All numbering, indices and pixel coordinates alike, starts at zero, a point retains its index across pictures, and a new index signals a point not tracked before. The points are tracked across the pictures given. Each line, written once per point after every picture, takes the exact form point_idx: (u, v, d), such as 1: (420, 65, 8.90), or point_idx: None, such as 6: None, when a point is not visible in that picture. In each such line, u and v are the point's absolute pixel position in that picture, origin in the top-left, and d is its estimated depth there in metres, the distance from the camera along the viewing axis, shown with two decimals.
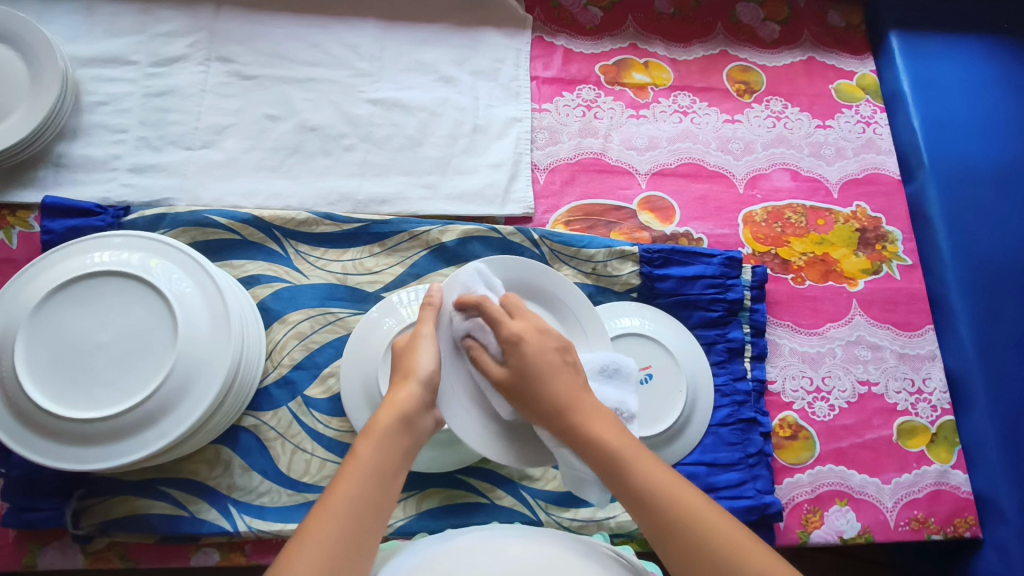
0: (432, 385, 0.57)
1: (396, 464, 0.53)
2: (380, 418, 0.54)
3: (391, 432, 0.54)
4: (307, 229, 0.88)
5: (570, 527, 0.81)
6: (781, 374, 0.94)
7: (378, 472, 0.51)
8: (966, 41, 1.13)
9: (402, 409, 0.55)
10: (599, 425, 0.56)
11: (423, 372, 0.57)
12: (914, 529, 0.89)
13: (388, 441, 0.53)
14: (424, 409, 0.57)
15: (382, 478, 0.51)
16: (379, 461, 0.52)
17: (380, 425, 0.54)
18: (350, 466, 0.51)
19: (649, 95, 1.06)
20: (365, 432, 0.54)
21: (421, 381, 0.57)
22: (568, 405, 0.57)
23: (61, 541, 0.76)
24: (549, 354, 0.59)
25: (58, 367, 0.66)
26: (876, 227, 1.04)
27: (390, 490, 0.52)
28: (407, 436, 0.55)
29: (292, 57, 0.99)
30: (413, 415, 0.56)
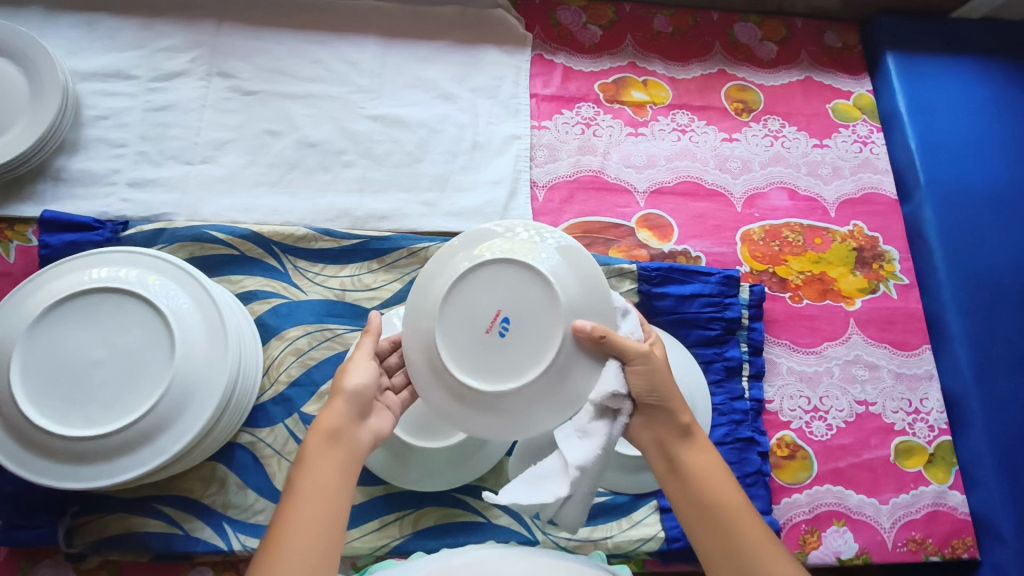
0: (358, 399, 0.60)
1: (339, 479, 0.55)
2: (310, 440, 0.57)
3: (321, 450, 0.56)
4: (306, 244, 0.88)
5: (566, 547, 0.81)
6: (778, 393, 0.94)
7: (318, 486, 0.54)
8: (961, 62, 1.14)
9: (329, 427, 0.58)
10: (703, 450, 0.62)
11: (348, 388, 0.60)
12: (912, 551, 0.89)
13: (323, 458, 0.56)
14: (355, 423, 0.59)
15: (319, 493, 0.54)
16: (318, 479, 0.54)
17: (312, 447, 0.56)
18: (291, 491, 0.54)
19: (647, 113, 1.07)
20: (301, 456, 0.56)
21: (347, 398, 0.60)
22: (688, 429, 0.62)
23: (54, 558, 0.75)
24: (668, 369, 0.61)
25: (51, 384, 0.66)
26: (873, 246, 1.04)
27: (336, 502, 0.54)
28: (342, 449, 0.57)
29: (293, 73, 0.99)
30: (342, 428, 0.58)
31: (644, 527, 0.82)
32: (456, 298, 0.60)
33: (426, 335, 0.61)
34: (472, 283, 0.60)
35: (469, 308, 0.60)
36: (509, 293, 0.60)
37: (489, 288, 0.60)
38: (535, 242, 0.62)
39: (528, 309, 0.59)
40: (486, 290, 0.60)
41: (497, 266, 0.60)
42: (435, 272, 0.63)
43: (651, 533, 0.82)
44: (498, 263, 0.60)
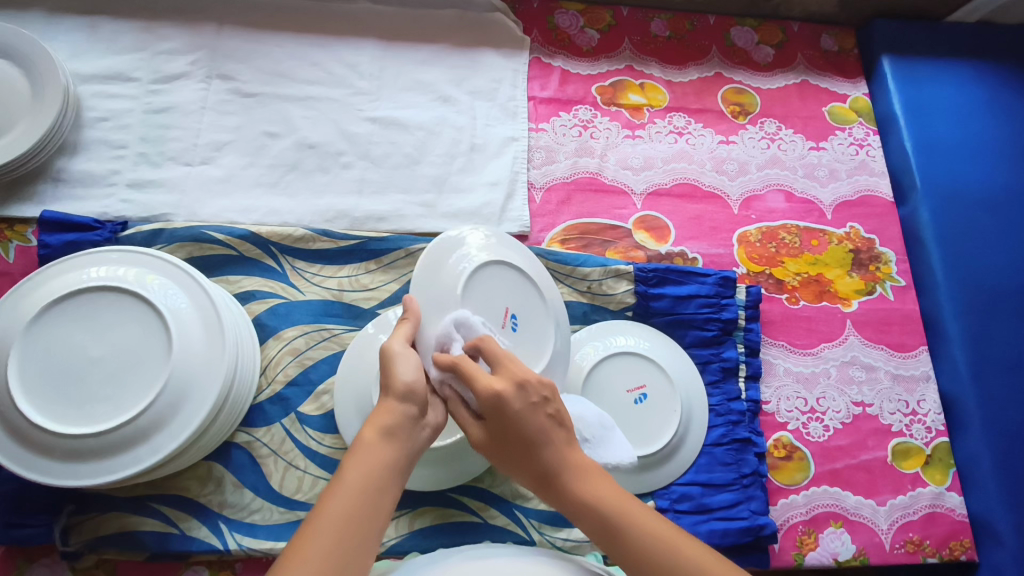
0: (414, 394, 0.54)
1: (384, 478, 0.50)
2: (365, 433, 0.51)
3: (374, 446, 0.51)
4: (304, 245, 0.89)
5: (562, 547, 0.81)
6: (775, 394, 0.94)
7: (364, 485, 0.48)
8: (957, 65, 1.15)
9: (386, 425, 0.52)
10: (580, 486, 0.53)
11: (402, 383, 0.54)
12: (910, 552, 0.89)
13: (376, 455, 0.50)
14: (413, 421, 0.53)
15: (366, 492, 0.48)
16: (366, 480, 0.49)
17: (366, 441, 0.50)
18: (338, 485, 0.48)
19: (644, 116, 1.08)
20: (353, 447, 0.50)
21: (403, 396, 0.53)
22: (554, 477, 0.53)
23: (50, 557, 0.75)
24: (530, 416, 0.53)
25: (50, 382, 0.66)
26: (869, 248, 1.05)
27: (380, 506, 0.49)
28: (394, 447, 0.51)
29: (293, 76, 1.00)
30: (400, 427, 0.52)
31: None
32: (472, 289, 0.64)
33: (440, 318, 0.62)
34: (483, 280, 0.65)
35: (484, 298, 0.65)
36: (511, 294, 0.67)
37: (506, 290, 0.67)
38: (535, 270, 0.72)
39: (528, 312, 0.68)
40: (494, 289, 0.66)
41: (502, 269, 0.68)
42: (439, 266, 0.65)
43: None
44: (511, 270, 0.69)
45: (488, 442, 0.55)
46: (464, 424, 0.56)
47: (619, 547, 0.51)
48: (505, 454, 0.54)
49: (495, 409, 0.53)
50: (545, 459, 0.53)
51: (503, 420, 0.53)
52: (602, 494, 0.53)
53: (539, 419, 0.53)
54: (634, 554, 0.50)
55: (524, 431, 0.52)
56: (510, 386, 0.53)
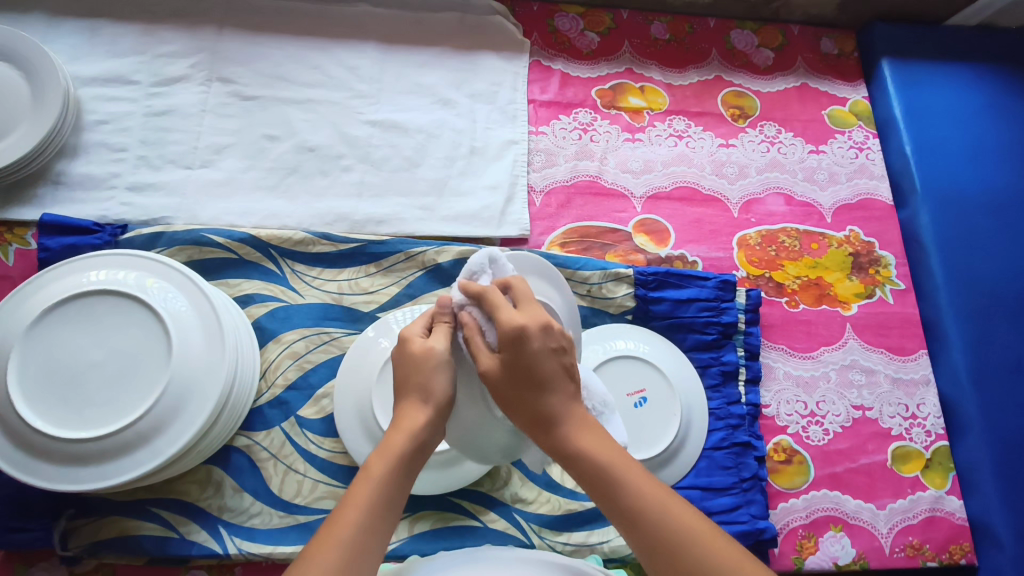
0: (444, 410, 0.55)
1: (402, 485, 0.53)
2: (393, 437, 0.53)
3: (405, 456, 0.53)
4: (304, 248, 0.89)
5: (562, 551, 0.81)
6: (775, 398, 0.94)
7: (391, 492, 0.51)
8: (956, 68, 1.15)
9: (419, 435, 0.53)
10: (581, 435, 0.54)
11: (440, 396, 0.54)
12: (910, 556, 0.89)
13: (403, 464, 0.53)
14: (436, 434, 0.55)
15: (390, 499, 0.51)
16: (391, 485, 0.51)
17: (395, 446, 0.52)
18: (363, 485, 0.51)
19: (644, 119, 1.08)
20: (379, 448, 0.53)
21: (440, 407, 0.54)
22: (555, 422, 0.54)
23: (49, 562, 0.75)
24: (548, 358, 0.54)
25: (50, 386, 0.66)
26: (869, 252, 1.05)
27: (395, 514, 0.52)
28: (417, 460, 0.54)
29: (293, 79, 1.00)
30: (428, 438, 0.54)
31: None
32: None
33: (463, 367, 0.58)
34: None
35: None
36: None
37: None
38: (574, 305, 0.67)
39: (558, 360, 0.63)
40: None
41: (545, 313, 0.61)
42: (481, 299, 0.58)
43: None
44: None
45: (497, 386, 0.54)
46: (474, 349, 0.54)
47: (612, 496, 0.51)
48: (509, 383, 0.53)
49: (512, 342, 0.52)
50: (546, 405, 0.54)
51: (518, 352, 0.53)
52: (599, 448, 0.53)
53: (552, 364, 0.54)
54: (626, 504, 0.51)
55: (535, 371, 0.53)
56: (535, 324, 0.54)
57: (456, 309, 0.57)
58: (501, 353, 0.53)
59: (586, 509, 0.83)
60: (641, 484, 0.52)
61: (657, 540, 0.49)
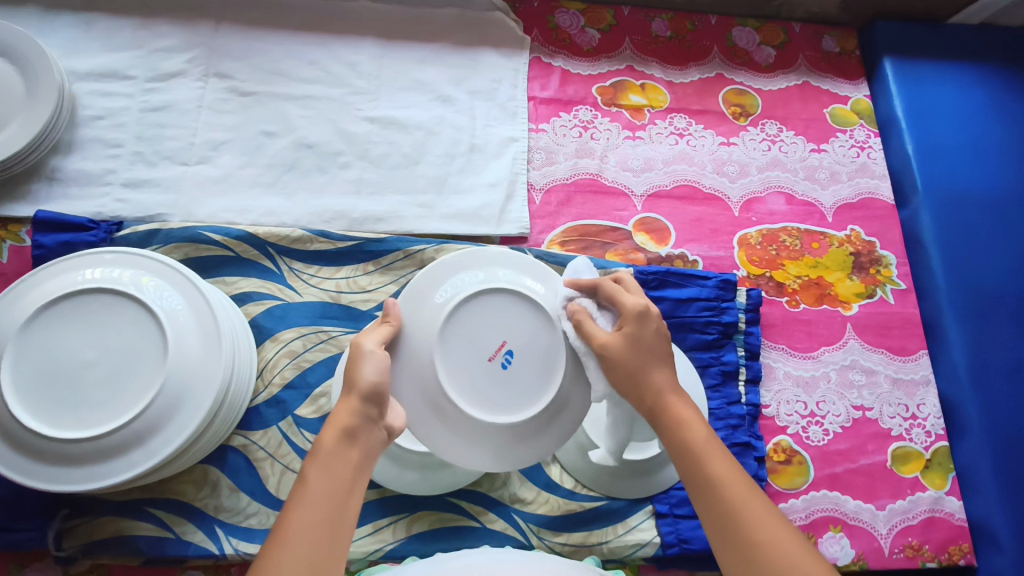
0: (375, 397, 0.55)
1: (347, 481, 0.51)
2: (324, 438, 0.52)
3: (335, 451, 0.51)
4: (301, 246, 0.88)
5: (561, 552, 0.80)
6: (775, 398, 0.93)
7: (333, 490, 0.50)
8: (958, 67, 1.14)
9: (347, 427, 0.53)
10: (680, 406, 0.58)
11: (364, 385, 0.54)
12: (908, 557, 0.89)
13: (339, 460, 0.51)
14: (371, 424, 0.54)
15: (333, 495, 0.49)
16: (331, 483, 0.50)
17: (324, 445, 0.51)
18: (299, 491, 0.49)
19: (645, 117, 1.07)
20: (311, 453, 0.52)
21: (365, 395, 0.54)
22: (659, 395, 0.58)
23: (43, 562, 0.74)
24: (660, 340, 0.60)
25: (41, 387, 0.65)
26: (870, 251, 1.04)
27: (345, 511, 0.50)
28: (356, 452, 0.52)
29: (291, 75, 0.99)
30: (360, 429, 0.53)
31: (639, 533, 0.82)
32: (460, 319, 0.62)
33: (415, 345, 0.61)
34: (475, 310, 0.62)
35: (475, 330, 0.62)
36: (516, 326, 0.62)
37: (497, 319, 0.62)
38: (532, 283, 0.65)
39: (531, 347, 0.62)
40: (494, 317, 0.62)
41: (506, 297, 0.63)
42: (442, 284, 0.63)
43: (646, 538, 0.81)
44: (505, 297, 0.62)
45: (624, 351, 0.58)
46: (591, 331, 0.59)
47: (695, 467, 0.55)
48: (636, 354, 0.58)
49: (638, 318, 0.59)
50: (655, 375, 0.59)
51: (640, 326, 0.59)
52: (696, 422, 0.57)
53: (662, 344, 0.60)
54: (707, 478, 0.54)
55: (648, 345, 0.59)
56: (652, 307, 0.61)
57: (563, 301, 0.62)
58: (624, 327, 0.59)
59: (584, 509, 0.82)
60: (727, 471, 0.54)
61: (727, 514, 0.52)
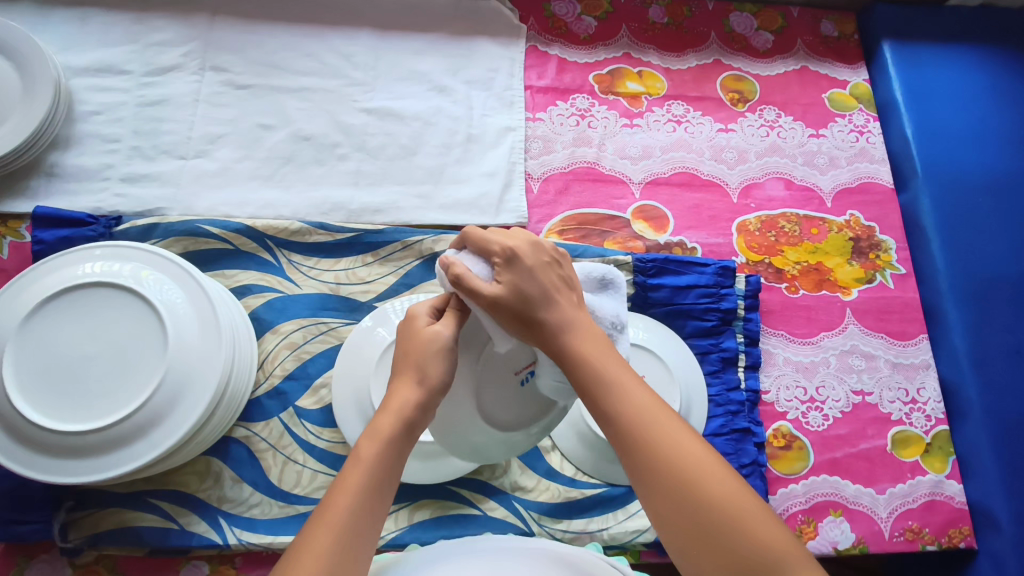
0: (438, 393, 0.53)
1: (392, 469, 0.50)
2: (382, 421, 0.50)
3: (391, 440, 0.50)
4: (300, 238, 0.88)
5: (562, 539, 0.81)
6: (774, 383, 0.94)
7: (380, 477, 0.49)
8: (958, 50, 1.13)
9: (408, 417, 0.51)
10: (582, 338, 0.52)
11: (437, 378, 0.52)
12: (909, 540, 0.89)
13: (391, 448, 0.50)
14: (428, 415, 0.53)
15: (381, 485, 0.49)
16: (380, 468, 0.49)
17: (382, 434, 0.50)
18: (346, 478, 0.48)
19: (642, 104, 1.06)
20: (368, 432, 0.50)
21: (433, 392, 0.52)
22: (582, 362, 0.51)
23: (50, 554, 0.75)
24: (546, 275, 0.52)
25: (48, 381, 0.66)
26: (870, 236, 1.04)
27: (385, 497, 0.49)
28: (407, 440, 0.51)
29: (287, 67, 0.99)
30: (418, 420, 0.52)
31: (640, 519, 0.82)
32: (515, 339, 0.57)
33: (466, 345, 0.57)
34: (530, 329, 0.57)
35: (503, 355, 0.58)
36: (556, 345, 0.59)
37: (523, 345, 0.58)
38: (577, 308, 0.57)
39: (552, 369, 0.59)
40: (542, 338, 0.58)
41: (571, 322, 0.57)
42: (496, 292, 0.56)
43: (646, 524, 0.82)
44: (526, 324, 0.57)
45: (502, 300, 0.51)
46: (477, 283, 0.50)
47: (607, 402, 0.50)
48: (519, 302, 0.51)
49: (529, 273, 0.52)
50: (547, 323, 0.51)
51: (518, 273, 0.51)
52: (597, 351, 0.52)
53: (550, 279, 0.53)
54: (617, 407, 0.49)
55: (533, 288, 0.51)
56: (527, 245, 0.53)
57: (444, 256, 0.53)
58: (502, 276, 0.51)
59: (585, 496, 0.83)
60: (639, 398, 0.50)
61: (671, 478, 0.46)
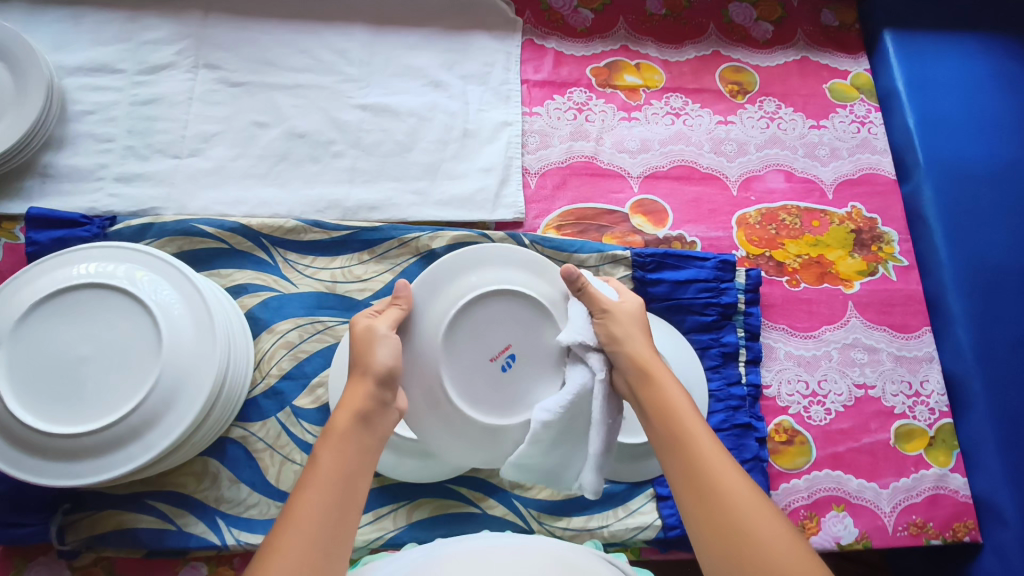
0: (388, 379, 0.56)
1: (360, 462, 0.51)
2: (338, 421, 0.52)
3: (349, 434, 0.51)
4: (295, 237, 0.88)
5: (562, 536, 0.80)
6: (776, 378, 0.93)
7: (346, 471, 0.49)
8: (960, 38, 1.12)
9: (360, 410, 0.53)
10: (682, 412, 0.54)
11: (380, 367, 0.56)
12: (913, 534, 0.88)
13: (351, 441, 0.51)
14: (384, 408, 0.55)
15: (348, 476, 0.49)
16: (344, 461, 0.50)
17: (339, 429, 0.52)
18: (312, 472, 0.49)
19: (640, 97, 1.05)
20: (326, 432, 0.52)
21: (380, 379, 0.55)
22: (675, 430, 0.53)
23: (48, 556, 0.75)
24: (646, 346, 0.59)
25: (42, 383, 0.65)
26: (872, 228, 1.03)
27: (357, 490, 0.49)
28: (368, 435, 0.53)
29: (280, 64, 0.98)
30: (373, 413, 0.54)
31: (640, 516, 0.82)
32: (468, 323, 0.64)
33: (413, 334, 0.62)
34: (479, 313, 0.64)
35: (479, 337, 0.64)
36: (517, 331, 0.65)
37: (496, 324, 0.65)
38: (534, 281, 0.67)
39: (533, 352, 0.65)
40: (503, 323, 0.65)
41: (514, 299, 0.65)
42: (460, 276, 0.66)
43: (647, 521, 0.81)
44: (497, 302, 0.65)
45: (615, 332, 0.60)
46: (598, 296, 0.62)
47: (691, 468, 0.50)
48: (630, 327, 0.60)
49: (632, 315, 0.61)
50: (641, 374, 0.57)
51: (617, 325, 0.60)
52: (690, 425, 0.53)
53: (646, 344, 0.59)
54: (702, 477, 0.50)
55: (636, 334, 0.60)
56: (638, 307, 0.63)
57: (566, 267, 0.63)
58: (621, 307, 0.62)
59: (585, 494, 0.82)
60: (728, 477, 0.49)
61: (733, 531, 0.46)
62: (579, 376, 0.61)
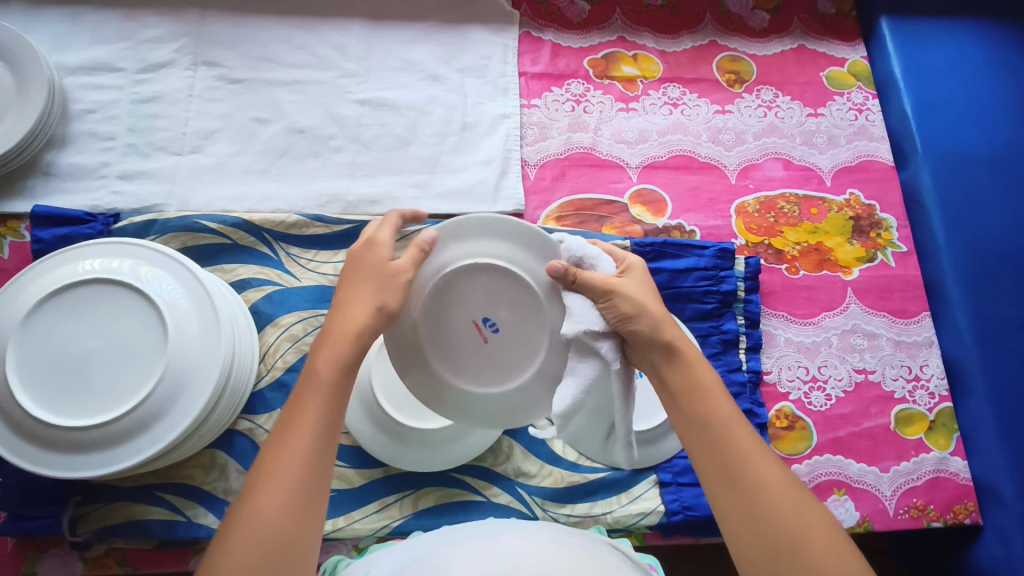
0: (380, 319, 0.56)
1: (339, 404, 0.52)
2: (323, 362, 0.53)
3: (333, 376, 0.52)
4: (297, 231, 0.88)
5: (567, 523, 0.81)
6: (776, 364, 0.94)
7: (326, 414, 0.50)
8: (956, 24, 1.12)
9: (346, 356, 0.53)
10: (707, 392, 0.56)
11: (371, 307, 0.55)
12: (914, 517, 0.89)
13: (334, 386, 0.52)
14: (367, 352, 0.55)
15: (330, 420, 0.51)
16: (325, 401, 0.51)
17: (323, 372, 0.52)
18: (297, 412, 0.50)
19: (638, 88, 1.06)
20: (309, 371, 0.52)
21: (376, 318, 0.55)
22: (700, 408, 0.55)
23: (59, 548, 0.76)
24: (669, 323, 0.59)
25: (50, 377, 0.66)
26: (870, 214, 1.03)
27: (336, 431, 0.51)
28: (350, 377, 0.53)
29: (279, 60, 0.98)
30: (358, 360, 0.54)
31: (643, 502, 0.83)
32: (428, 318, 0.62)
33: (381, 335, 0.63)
34: (435, 302, 0.62)
35: (450, 331, 0.63)
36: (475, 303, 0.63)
37: (454, 310, 0.62)
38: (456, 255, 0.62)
39: (505, 315, 0.63)
40: (458, 306, 0.62)
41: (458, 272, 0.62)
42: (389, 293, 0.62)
43: (650, 507, 0.82)
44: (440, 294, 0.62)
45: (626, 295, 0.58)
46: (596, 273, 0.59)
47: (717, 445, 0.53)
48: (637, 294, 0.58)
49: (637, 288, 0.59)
50: (660, 346, 0.58)
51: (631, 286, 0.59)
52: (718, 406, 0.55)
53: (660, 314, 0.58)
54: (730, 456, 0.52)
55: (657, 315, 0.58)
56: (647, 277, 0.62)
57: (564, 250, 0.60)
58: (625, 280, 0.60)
59: (588, 481, 0.83)
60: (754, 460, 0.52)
61: (757, 509, 0.50)
62: (590, 368, 0.58)
